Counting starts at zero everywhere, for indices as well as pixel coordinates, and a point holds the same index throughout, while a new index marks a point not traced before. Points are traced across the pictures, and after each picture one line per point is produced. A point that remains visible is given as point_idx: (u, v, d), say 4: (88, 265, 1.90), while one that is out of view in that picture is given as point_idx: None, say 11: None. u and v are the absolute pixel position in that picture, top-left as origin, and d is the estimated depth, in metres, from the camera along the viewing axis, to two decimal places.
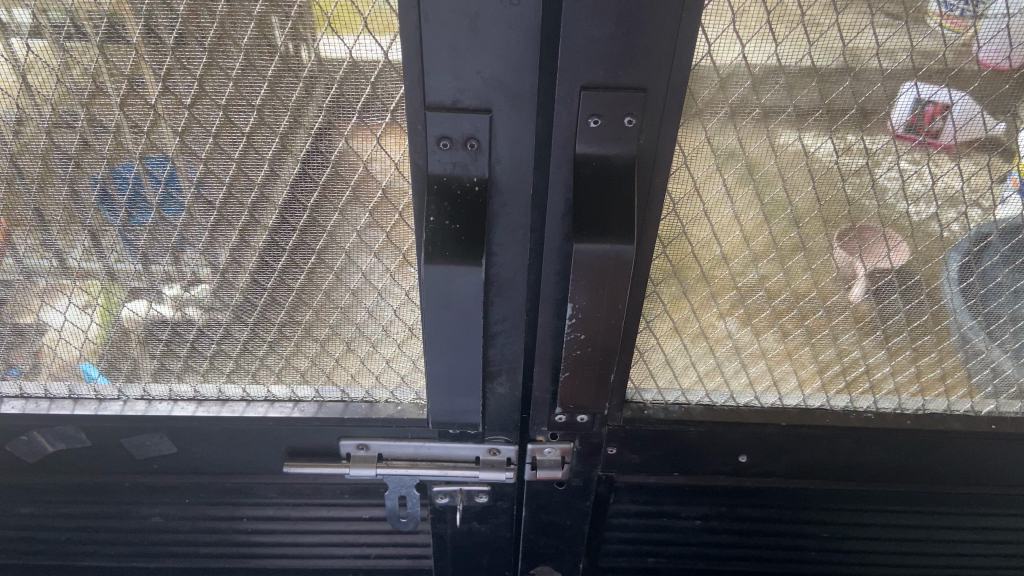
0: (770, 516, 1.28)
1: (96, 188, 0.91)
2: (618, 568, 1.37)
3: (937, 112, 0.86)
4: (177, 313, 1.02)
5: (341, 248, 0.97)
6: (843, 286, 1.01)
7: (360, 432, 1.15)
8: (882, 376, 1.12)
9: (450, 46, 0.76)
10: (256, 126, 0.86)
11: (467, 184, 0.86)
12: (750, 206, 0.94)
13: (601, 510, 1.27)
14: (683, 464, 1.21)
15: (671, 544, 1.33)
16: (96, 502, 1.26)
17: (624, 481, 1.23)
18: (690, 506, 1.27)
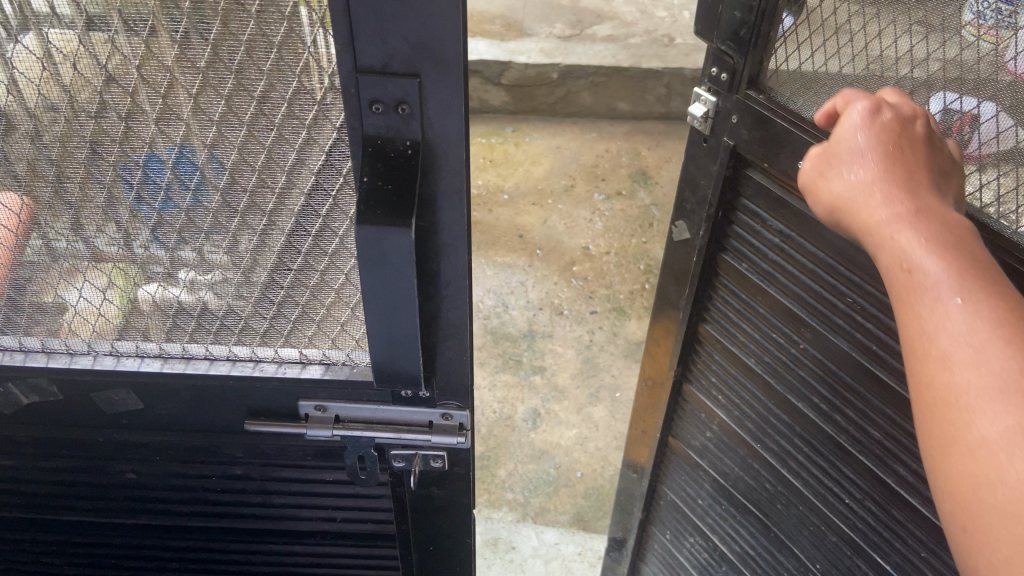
0: (747, 242, 1.46)
1: (123, 175, 0.99)
2: (701, 292, 1.62)
3: (964, 122, 1.12)
4: (190, 296, 1.11)
5: (291, 211, 1.03)
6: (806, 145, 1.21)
7: (318, 394, 1.19)
8: (835, 241, 1.27)
9: (377, 11, 0.81)
10: (202, 88, 0.92)
11: (400, 146, 0.91)
12: (813, 48, 1.24)
13: (720, 230, 1.51)
14: (703, 161, 1.46)
15: (730, 281, 1.54)
16: (72, 456, 1.32)
17: (718, 199, 1.47)
18: (701, 211, 1.51)
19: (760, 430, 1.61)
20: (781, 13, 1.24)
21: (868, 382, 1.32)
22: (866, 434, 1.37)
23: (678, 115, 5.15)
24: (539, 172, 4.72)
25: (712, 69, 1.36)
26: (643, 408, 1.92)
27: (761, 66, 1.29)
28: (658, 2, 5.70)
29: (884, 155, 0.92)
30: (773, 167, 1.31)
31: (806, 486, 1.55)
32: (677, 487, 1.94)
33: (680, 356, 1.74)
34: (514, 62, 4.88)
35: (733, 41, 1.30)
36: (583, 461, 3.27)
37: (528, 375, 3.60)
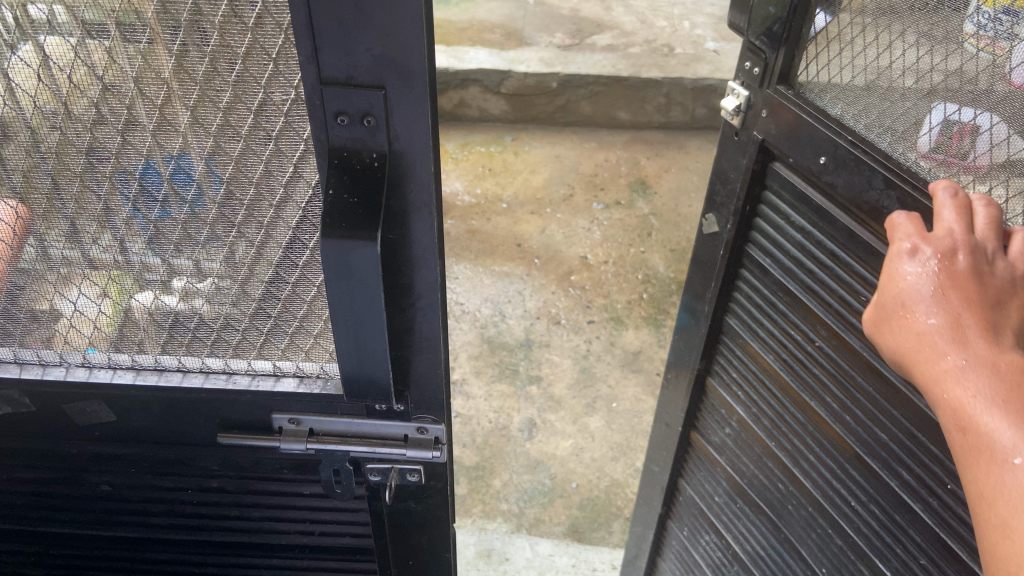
0: (770, 237, 1.45)
1: (122, 182, 0.99)
2: (726, 287, 1.61)
3: (965, 132, 1.11)
4: (186, 303, 1.10)
5: (261, 223, 1.03)
6: (829, 138, 1.21)
7: (292, 407, 1.18)
8: (848, 231, 1.25)
9: (339, 22, 0.80)
10: (167, 99, 0.93)
11: (366, 159, 0.90)
12: (851, 46, 1.22)
13: (746, 225, 1.50)
14: (734, 153, 1.46)
15: (754, 276, 1.53)
16: (47, 468, 1.31)
17: (744, 191, 1.46)
18: (730, 203, 1.50)
19: (773, 430, 1.59)
20: (815, 11, 1.23)
21: (876, 382, 1.30)
22: (874, 436, 1.34)
23: (678, 125, 5.14)
24: (538, 181, 4.71)
25: (748, 62, 1.35)
26: (667, 401, 1.91)
27: (792, 63, 1.29)
28: (659, 13, 5.70)
29: (929, 302, 0.91)
30: (796, 160, 1.30)
31: (814, 486, 1.52)
32: (696, 484, 1.93)
33: (704, 351, 1.73)
34: (514, 71, 4.88)
35: (768, 37, 1.29)
36: (578, 472, 3.23)
37: (524, 385, 3.56)
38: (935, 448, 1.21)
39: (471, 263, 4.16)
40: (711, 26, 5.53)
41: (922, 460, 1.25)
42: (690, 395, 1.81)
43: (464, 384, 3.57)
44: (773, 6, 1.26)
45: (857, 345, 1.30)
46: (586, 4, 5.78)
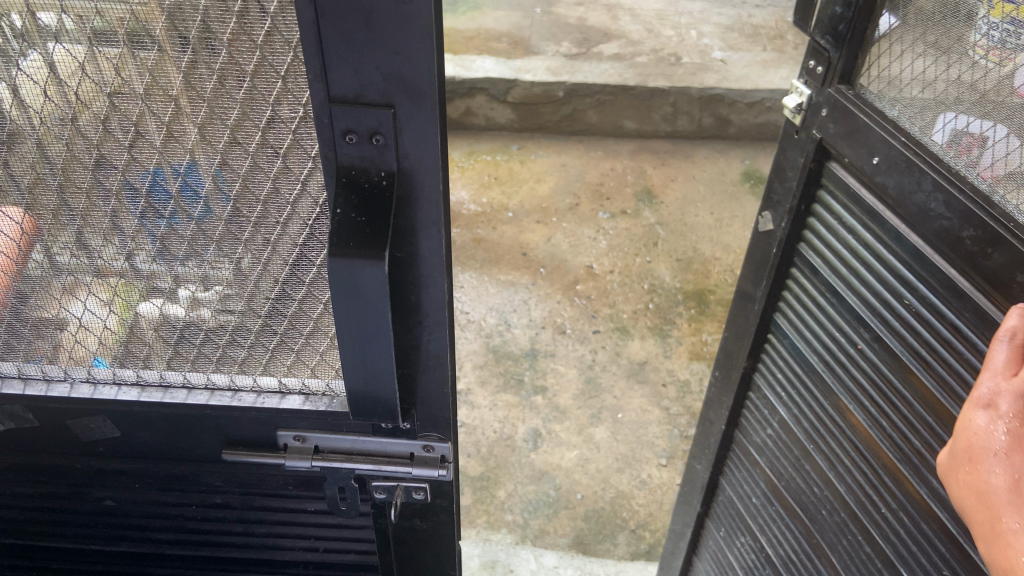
0: (822, 237, 1.44)
1: (127, 192, 0.98)
2: (775, 286, 1.60)
3: (973, 141, 1.12)
4: (193, 312, 1.09)
5: (268, 239, 1.02)
6: (883, 138, 1.21)
7: (297, 424, 1.16)
8: (900, 233, 1.24)
9: (348, 41, 0.79)
10: (175, 115, 0.92)
11: (375, 177, 0.89)
12: (910, 53, 1.22)
13: (798, 225, 1.50)
14: (793, 151, 1.45)
15: (804, 276, 1.52)
16: (51, 483, 1.30)
17: (798, 189, 1.45)
18: (785, 201, 1.50)
19: (813, 433, 1.58)
20: (881, 12, 1.24)
21: (917, 390, 1.28)
22: (906, 443, 1.33)
23: (684, 134, 5.12)
24: (544, 190, 4.70)
25: (812, 62, 1.36)
26: (715, 398, 1.91)
27: (855, 62, 1.29)
28: (666, 22, 5.70)
29: (998, 459, 0.86)
30: (850, 159, 1.30)
31: (847, 493, 1.51)
32: (735, 484, 1.92)
33: (750, 350, 1.72)
34: (521, 80, 4.88)
35: (832, 36, 1.31)
36: (583, 483, 3.20)
37: (529, 395, 3.54)
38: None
39: (476, 272, 4.15)
40: (718, 35, 5.53)
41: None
42: (735, 394, 1.81)
43: (469, 393, 3.55)
44: (839, 5, 1.28)
45: (901, 348, 1.30)
46: (593, 13, 5.78)
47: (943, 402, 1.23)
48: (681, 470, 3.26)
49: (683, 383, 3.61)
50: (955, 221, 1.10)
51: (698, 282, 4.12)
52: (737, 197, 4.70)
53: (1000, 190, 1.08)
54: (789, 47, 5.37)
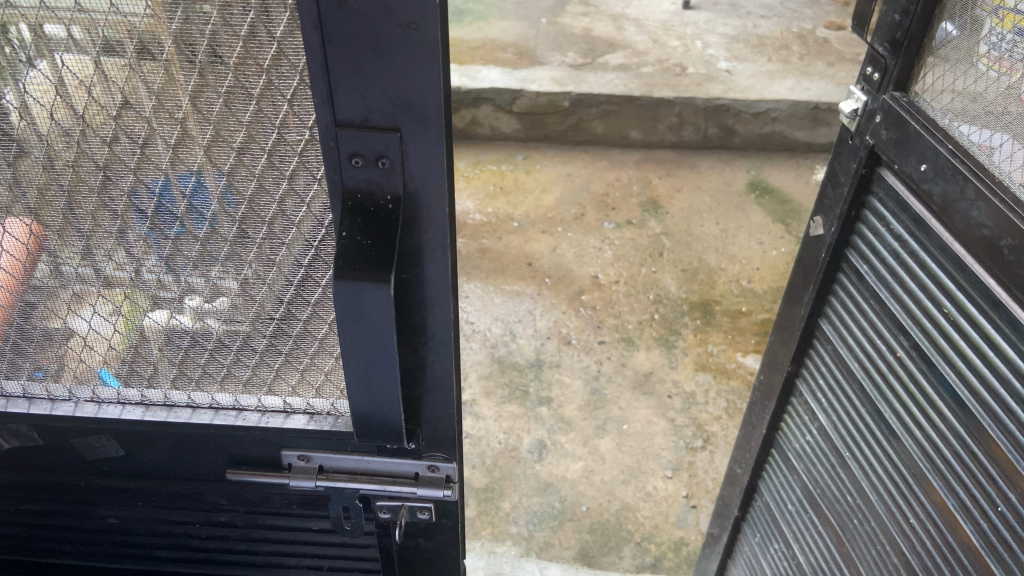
0: (869, 242, 1.43)
1: (129, 203, 0.97)
2: (819, 291, 1.59)
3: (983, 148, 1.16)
4: (196, 325, 1.08)
5: (272, 260, 1.02)
6: (932, 146, 1.20)
7: (301, 444, 1.16)
8: (941, 240, 1.23)
9: (355, 66, 0.79)
10: (180, 137, 0.92)
11: (381, 201, 0.89)
12: (968, 64, 1.19)
13: (846, 230, 1.49)
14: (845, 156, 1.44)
15: (851, 282, 1.51)
16: (55, 501, 1.29)
17: (846, 194, 1.44)
18: (836, 206, 1.48)
19: (850, 440, 1.57)
20: (939, 21, 1.20)
21: (956, 399, 1.27)
22: (940, 452, 1.32)
23: (690, 144, 5.12)
24: (549, 200, 4.70)
25: (869, 68, 1.34)
26: (756, 402, 1.90)
27: (911, 71, 1.27)
28: (671, 33, 5.70)
29: None
30: (900, 167, 1.28)
31: (880, 501, 1.50)
32: (771, 491, 1.91)
33: (793, 356, 1.71)
34: (526, 90, 4.88)
35: (889, 44, 1.28)
36: (589, 495, 3.19)
37: (534, 406, 3.53)
38: (999, 467, 1.20)
39: (481, 282, 4.15)
40: (723, 46, 5.53)
41: (983, 480, 1.24)
42: (775, 398, 1.80)
43: (474, 404, 3.54)
44: (898, 13, 1.25)
45: (938, 356, 1.29)
46: (598, 24, 5.79)
47: (979, 412, 1.22)
48: (687, 481, 3.24)
49: (688, 394, 3.60)
50: (995, 229, 1.10)
51: (703, 292, 4.11)
52: (742, 207, 4.69)
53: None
54: (794, 58, 5.38)
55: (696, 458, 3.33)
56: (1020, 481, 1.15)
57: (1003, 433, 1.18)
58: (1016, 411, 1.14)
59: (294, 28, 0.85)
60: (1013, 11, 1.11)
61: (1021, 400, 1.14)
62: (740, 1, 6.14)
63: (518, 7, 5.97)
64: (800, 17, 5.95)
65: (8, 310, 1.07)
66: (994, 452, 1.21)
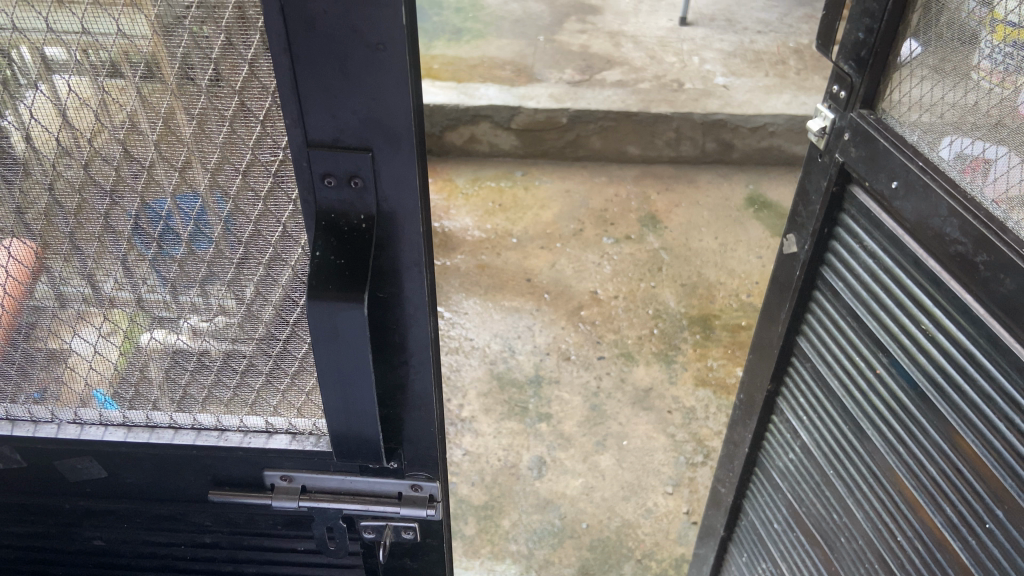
0: (844, 260, 1.48)
1: (129, 224, 0.98)
2: (797, 306, 1.64)
3: (977, 166, 1.18)
4: (196, 343, 1.08)
5: (250, 280, 1.03)
6: (901, 163, 1.25)
7: (284, 464, 1.15)
8: (914, 257, 1.28)
9: (325, 86, 0.80)
10: (155, 159, 0.93)
11: (355, 220, 0.89)
12: (933, 80, 1.25)
13: (819, 247, 1.54)
14: (816, 174, 1.49)
15: (827, 298, 1.56)
16: (40, 523, 1.29)
17: (819, 212, 1.50)
18: (809, 225, 1.54)
19: (835, 458, 1.61)
20: (904, 38, 1.27)
21: (936, 412, 1.32)
22: (922, 463, 1.36)
23: (688, 159, 5.13)
24: (548, 216, 4.71)
25: (836, 87, 1.40)
26: (739, 420, 1.92)
27: (877, 88, 1.33)
28: (668, 49, 5.72)
29: None
30: (870, 185, 1.34)
31: (865, 513, 1.53)
32: (758, 508, 1.94)
33: (774, 372, 1.76)
34: (524, 107, 4.90)
35: (855, 62, 1.34)
36: (589, 511, 3.16)
37: (534, 423, 3.51)
38: (984, 485, 1.24)
39: (480, 298, 4.15)
40: (720, 61, 5.55)
41: (968, 498, 1.27)
42: (758, 413, 1.83)
43: (473, 421, 3.52)
44: (862, 31, 1.31)
45: (916, 371, 1.34)
46: (595, 41, 5.82)
47: (960, 425, 1.27)
48: (687, 498, 3.22)
49: (688, 410, 3.58)
50: (969, 245, 1.14)
51: (703, 307, 4.10)
52: (741, 221, 4.69)
53: (1013, 216, 1.12)
54: (791, 72, 5.40)
55: (697, 474, 3.31)
56: (1008, 500, 1.19)
57: (984, 444, 1.22)
58: (999, 427, 1.19)
59: (267, 49, 0.85)
60: (1009, 24, 1.12)
61: (999, 410, 1.18)
62: (738, 17, 6.16)
63: (516, 25, 6.00)
64: (797, 33, 5.97)
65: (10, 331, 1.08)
66: (976, 463, 1.25)
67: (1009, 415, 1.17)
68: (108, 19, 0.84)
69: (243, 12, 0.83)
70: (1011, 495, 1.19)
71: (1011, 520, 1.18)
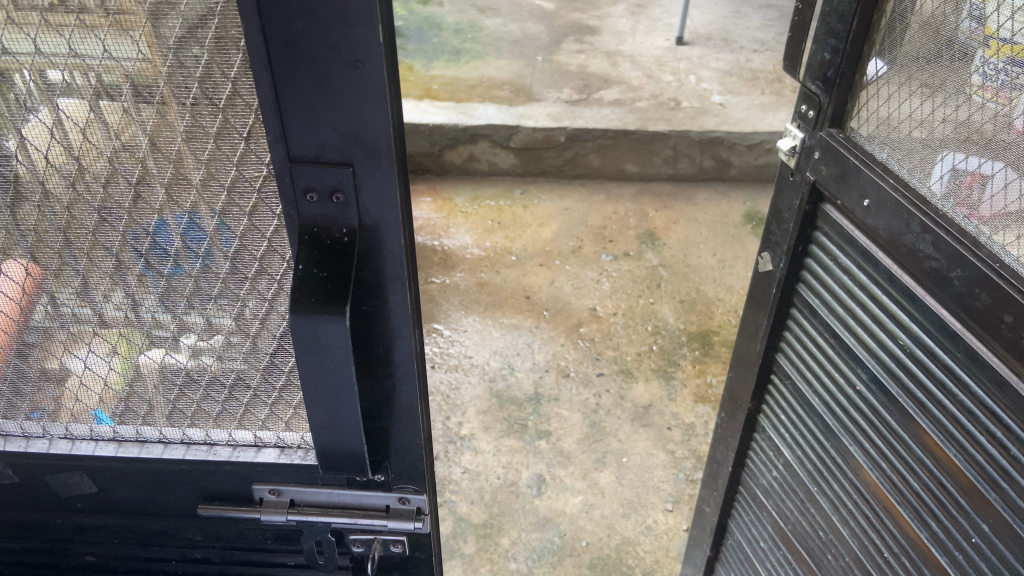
0: (820, 277, 1.63)
1: (124, 243, 0.99)
2: (777, 317, 1.79)
3: (973, 183, 1.27)
4: (194, 363, 1.10)
5: (237, 295, 1.04)
6: (873, 180, 1.38)
7: (272, 477, 1.16)
8: (886, 270, 1.42)
9: (305, 103, 0.83)
10: (142, 176, 0.95)
11: (337, 234, 0.92)
12: (900, 93, 1.37)
13: (796, 263, 1.69)
14: (790, 193, 1.64)
15: (806, 310, 1.70)
16: (31, 539, 1.30)
17: (795, 228, 1.64)
18: (784, 242, 1.69)
19: (822, 468, 1.74)
20: (869, 59, 1.40)
21: (906, 416, 1.46)
22: (893, 462, 1.51)
23: (685, 177, 5.16)
24: (547, 234, 4.73)
25: (804, 106, 1.55)
26: (732, 428, 2.05)
27: (844, 107, 1.47)
28: (665, 68, 5.77)
29: None
30: (845, 202, 1.47)
31: (838, 509, 1.71)
32: (749, 509, 2.09)
33: (758, 381, 1.91)
34: (523, 126, 4.93)
35: (822, 81, 1.48)
36: (589, 529, 3.15)
37: (533, 440, 3.51)
38: (966, 497, 1.35)
39: (480, 316, 4.16)
40: (716, 80, 5.59)
41: (952, 509, 1.39)
42: (745, 421, 1.98)
43: (473, 439, 3.52)
44: (828, 52, 1.44)
45: (886, 378, 1.49)
46: (593, 61, 5.86)
47: (923, 426, 1.42)
48: (687, 515, 3.21)
49: (687, 426, 3.58)
50: (943, 262, 1.26)
51: (702, 323, 4.11)
52: (739, 237, 4.71)
53: (984, 231, 1.24)
54: (788, 90, 5.44)
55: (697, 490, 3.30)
56: (992, 512, 1.30)
57: (950, 442, 1.36)
58: (980, 441, 1.30)
59: (248, 69, 0.88)
60: (1006, 42, 1.19)
61: (965, 411, 1.32)
62: (734, 36, 6.22)
63: (514, 45, 6.05)
64: None
65: (7, 351, 1.08)
66: (938, 461, 1.40)
67: (977, 416, 1.29)
68: (96, 40, 0.86)
69: (225, 32, 0.85)
70: (994, 507, 1.29)
71: (953, 504, 1.38)
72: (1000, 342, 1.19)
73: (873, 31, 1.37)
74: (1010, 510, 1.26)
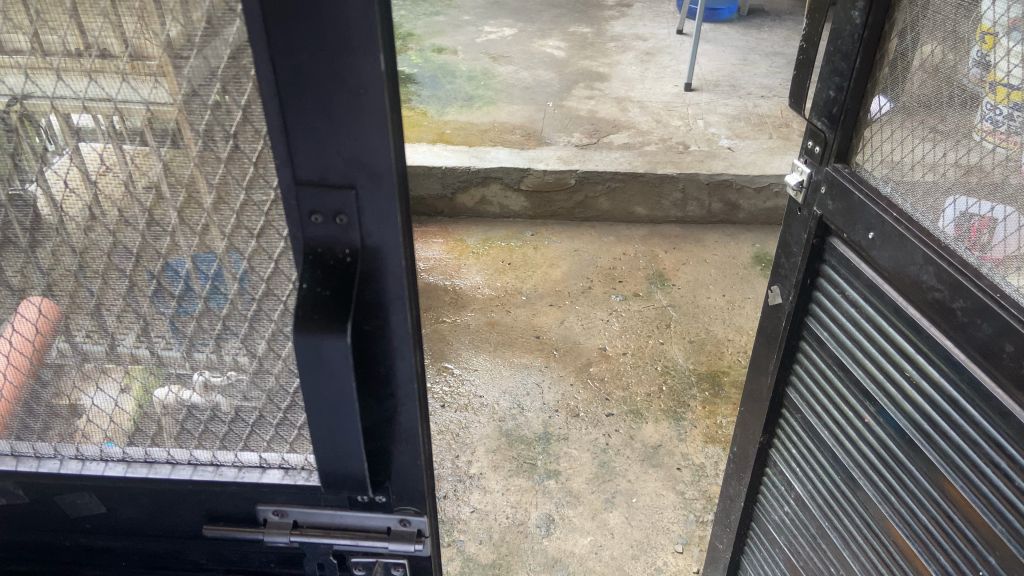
0: (828, 311, 1.64)
1: (150, 280, 1.04)
2: (786, 349, 1.80)
3: (981, 225, 1.28)
4: (205, 387, 1.13)
5: (244, 316, 1.08)
6: (876, 213, 1.42)
7: (276, 499, 1.19)
8: (891, 302, 1.44)
9: (311, 130, 0.90)
10: (156, 201, 0.99)
11: (340, 254, 0.98)
12: (900, 130, 1.41)
13: (803, 297, 1.72)
14: (798, 227, 1.67)
15: (813, 342, 1.72)
16: (42, 561, 1.32)
17: (801, 261, 1.68)
18: (792, 275, 1.72)
19: (832, 503, 1.74)
20: (873, 95, 1.45)
21: (915, 448, 1.46)
22: (902, 494, 1.51)
23: (694, 219, 5.21)
24: (557, 274, 4.76)
25: (811, 142, 1.60)
26: (742, 463, 2.06)
27: (849, 143, 1.52)
28: (674, 113, 5.86)
29: None
30: (850, 235, 1.51)
31: (848, 544, 1.70)
32: (761, 547, 2.08)
33: (768, 415, 1.92)
34: (534, 168, 5.00)
35: (828, 118, 1.53)
36: (598, 570, 3.11)
37: (542, 480, 3.49)
38: (973, 529, 1.34)
39: (490, 355, 4.18)
40: (725, 125, 5.67)
41: (959, 542, 1.38)
42: (756, 456, 1.99)
43: (482, 478, 3.51)
44: (833, 90, 1.50)
45: (893, 410, 1.50)
46: (603, 106, 5.97)
47: (931, 457, 1.42)
48: (698, 556, 3.17)
49: (698, 467, 3.55)
50: (946, 292, 1.28)
51: (712, 363, 4.11)
52: (748, 278, 4.73)
53: (984, 263, 1.26)
54: (795, 135, 5.51)
55: (707, 532, 3.27)
56: (998, 544, 1.29)
57: (957, 474, 1.36)
58: (986, 471, 1.30)
59: (258, 97, 0.92)
60: (1009, 87, 1.21)
61: (971, 442, 1.32)
62: (742, 83, 6.31)
63: (526, 91, 6.17)
64: None
65: (24, 372, 1.11)
66: (947, 494, 1.40)
67: (982, 446, 1.30)
68: (115, 69, 0.90)
69: (238, 62, 0.90)
70: (999, 539, 1.29)
71: (961, 538, 1.38)
72: (1002, 372, 1.21)
73: (874, 69, 1.43)
74: (1015, 542, 1.26)
